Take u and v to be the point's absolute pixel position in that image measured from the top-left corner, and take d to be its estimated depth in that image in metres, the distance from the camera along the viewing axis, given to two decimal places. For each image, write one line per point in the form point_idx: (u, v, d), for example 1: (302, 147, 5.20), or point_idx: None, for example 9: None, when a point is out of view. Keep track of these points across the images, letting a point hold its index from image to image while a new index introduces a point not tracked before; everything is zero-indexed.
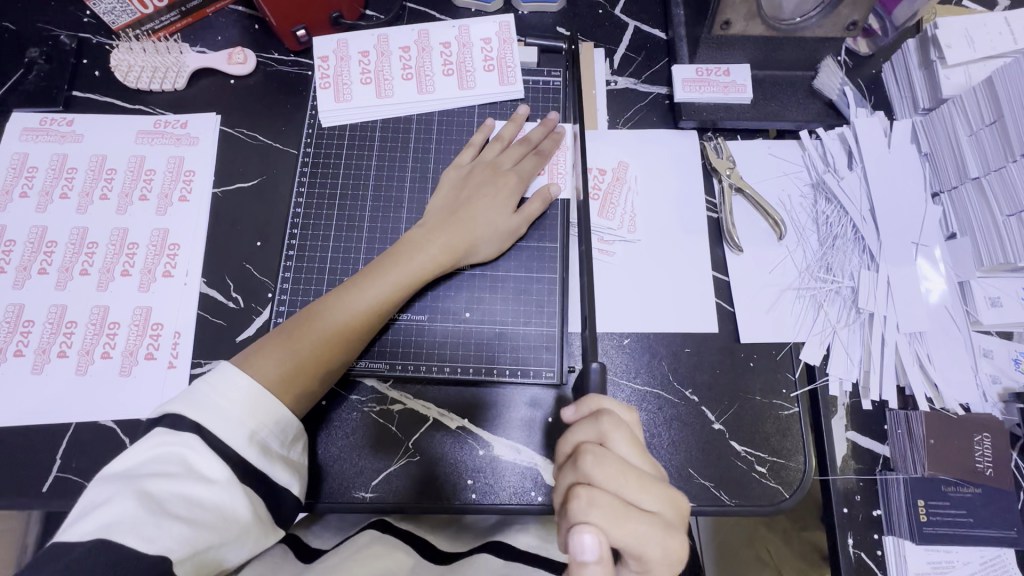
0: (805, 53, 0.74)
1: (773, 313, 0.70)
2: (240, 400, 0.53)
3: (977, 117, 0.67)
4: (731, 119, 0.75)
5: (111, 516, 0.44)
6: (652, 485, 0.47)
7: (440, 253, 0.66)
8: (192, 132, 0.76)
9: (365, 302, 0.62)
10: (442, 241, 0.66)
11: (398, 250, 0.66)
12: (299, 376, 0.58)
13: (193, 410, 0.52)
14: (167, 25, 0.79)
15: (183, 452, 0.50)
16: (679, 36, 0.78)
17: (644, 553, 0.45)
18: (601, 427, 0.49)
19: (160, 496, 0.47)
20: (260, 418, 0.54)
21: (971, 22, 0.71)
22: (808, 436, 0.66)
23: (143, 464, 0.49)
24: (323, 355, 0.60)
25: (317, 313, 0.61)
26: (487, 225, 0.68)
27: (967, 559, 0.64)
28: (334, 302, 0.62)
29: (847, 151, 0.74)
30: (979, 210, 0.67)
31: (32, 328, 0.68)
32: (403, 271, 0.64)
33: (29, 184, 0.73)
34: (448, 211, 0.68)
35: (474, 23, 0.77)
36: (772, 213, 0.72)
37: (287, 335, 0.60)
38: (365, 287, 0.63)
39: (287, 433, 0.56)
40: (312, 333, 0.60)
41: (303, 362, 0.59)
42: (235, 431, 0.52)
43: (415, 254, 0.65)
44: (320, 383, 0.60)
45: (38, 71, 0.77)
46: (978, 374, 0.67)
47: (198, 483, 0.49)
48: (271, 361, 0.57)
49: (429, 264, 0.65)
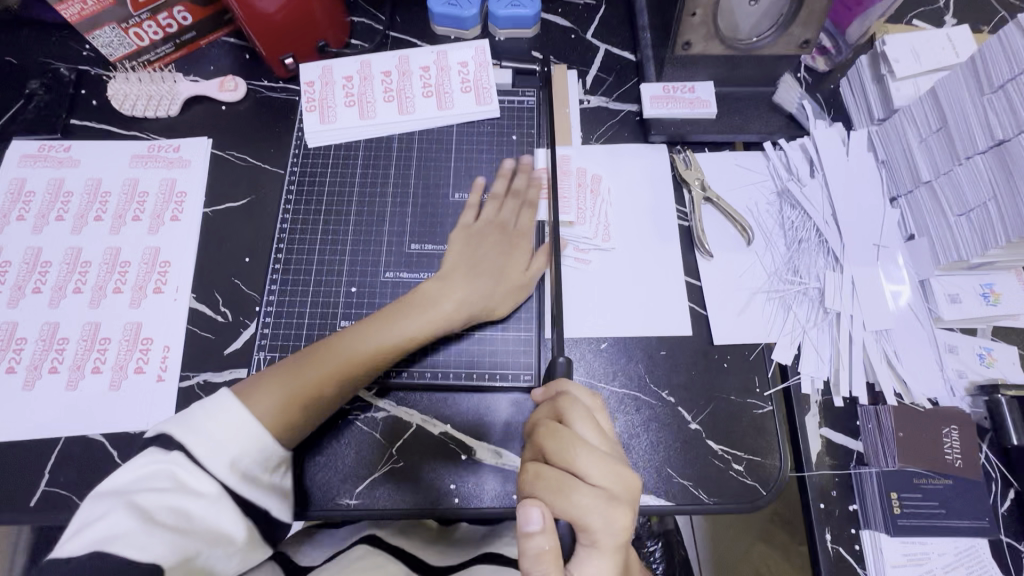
0: (765, 70, 0.79)
1: (744, 316, 0.72)
2: (231, 429, 0.53)
3: (925, 124, 0.70)
4: (697, 133, 0.79)
5: (106, 529, 0.46)
6: (604, 458, 0.48)
7: (455, 311, 0.67)
8: (184, 156, 0.80)
9: (376, 348, 0.64)
10: (459, 297, 0.68)
11: (416, 301, 0.67)
12: (298, 411, 0.59)
13: (182, 431, 0.52)
14: (162, 56, 0.84)
15: (174, 469, 0.50)
16: (646, 57, 0.83)
17: (589, 523, 0.46)
18: (556, 404, 0.52)
19: (150, 508, 0.48)
20: (245, 446, 0.53)
21: (916, 37, 0.76)
22: (783, 434, 0.68)
23: (135, 481, 0.49)
24: (324, 392, 0.61)
25: (328, 351, 0.63)
26: (500, 281, 0.70)
27: (942, 550, 0.64)
28: (348, 343, 0.64)
29: (808, 161, 0.78)
30: (931, 211, 0.70)
31: (25, 345, 0.70)
32: (418, 325, 0.66)
33: (25, 208, 0.76)
34: (458, 265, 0.70)
35: (452, 48, 0.82)
36: (739, 219, 0.75)
37: (300, 364, 0.62)
38: (381, 333, 0.65)
39: (271, 462, 0.55)
40: (321, 367, 0.62)
41: (305, 400, 0.60)
42: (220, 455, 0.51)
43: (430, 308, 0.67)
44: (316, 416, 0.61)
45: (38, 101, 0.81)
46: (944, 370, 0.69)
47: (187, 496, 0.49)
48: (277, 395, 0.59)
49: (443, 321, 0.67)
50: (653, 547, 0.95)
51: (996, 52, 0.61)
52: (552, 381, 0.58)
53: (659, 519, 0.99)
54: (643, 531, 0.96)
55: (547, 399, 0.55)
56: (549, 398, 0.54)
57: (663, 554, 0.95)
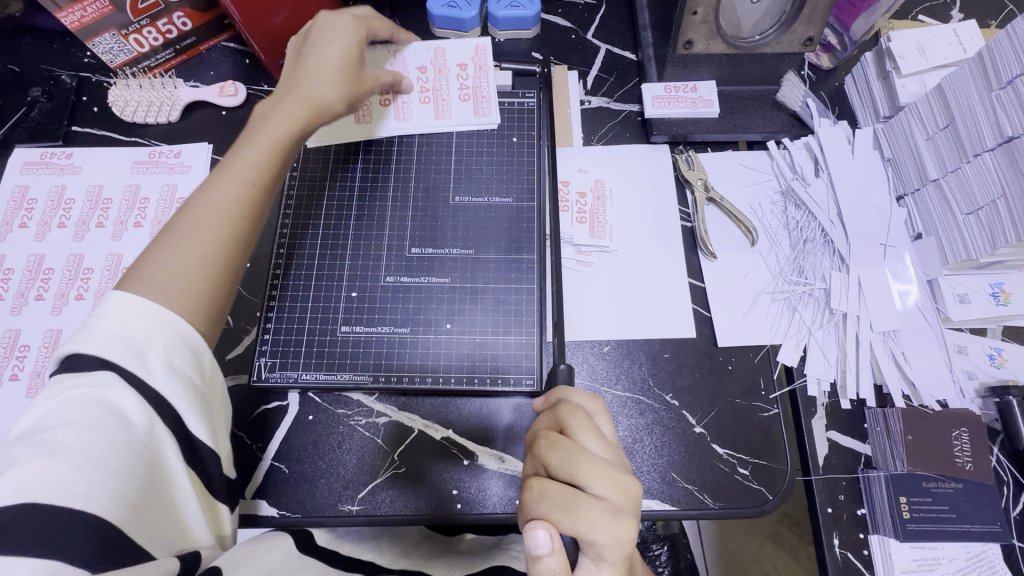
0: (768, 68, 0.78)
1: (749, 318, 0.71)
2: (150, 329, 0.47)
3: (932, 122, 0.68)
4: (700, 132, 0.78)
5: (30, 474, 0.38)
6: (606, 469, 0.47)
7: (301, 100, 0.63)
8: (185, 161, 0.79)
9: (232, 179, 0.56)
10: (303, 87, 0.63)
11: (254, 125, 0.62)
12: (186, 280, 0.51)
13: (96, 347, 0.45)
14: (162, 62, 0.84)
15: (98, 393, 0.43)
16: (648, 57, 0.83)
17: (595, 539, 0.45)
18: (557, 415, 0.51)
19: (79, 443, 0.41)
20: (170, 344, 0.47)
21: (923, 33, 0.75)
22: (789, 438, 0.66)
23: (51, 416, 0.42)
24: (208, 245, 0.53)
25: (188, 210, 0.55)
26: (332, 52, 0.65)
27: (952, 555, 0.63)
28: (200, 193, 0.55)
29: (813, 160, 0.77)
30: (940, 210, 0.69)
31: (27, 353, 0.69)
32: (268, 136, 0.60)
33: (28, 216, 0.76)
34: (288, 86, 0.64)
35: (450, 47, 0.80)
36: (743, 219, 0.74)
37: (167, 237, 0.53)
38: (229, 167, 0.57)
39: (203, 365, 0.50)
40: (184, 225, 0.53)
41: (192, 263, 0.51)
42: (148, 361, 0.46)
43: (273, 116, 0.61)
44: (208, 284, 0.52)
45: (40, 108, 0.82)
46: (953, 371, 0.68)
47: (119, 425, 0.43)
48: (158, 276, 0.50)
49: (296, 105, 0.62)
50: (658, 551, 0.94)
51: (1005, 48, 0.59)
52: (548, 394, 0.57)
53: (665, 523, 0.97)
54: (648, 535, 0.94)
55: (548, 409, 0.54)
56: (550, 407, 0.54)
57: (669, 557, 0.94)
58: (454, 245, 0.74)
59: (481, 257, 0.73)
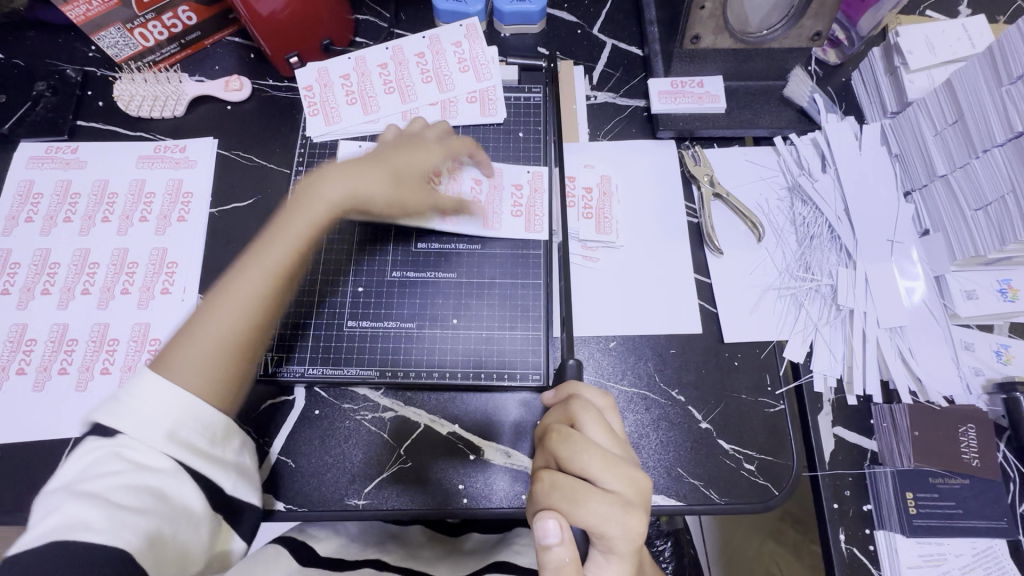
0: (775, 63, 0.78)
1: (756, 315, 0.71)
2: (162, 396, 0.48)
3: (941, 117, 0.68)
4: (707, 128, 0.78)
5: (59, 520, 0.41)
6: (617, 464, 0.47)
7: (335, 195, 0.62)
8: (190, 156, 0.79)
9: (261, 271, 0.57)
10: (339, 184, 0.63)
11: (285, 212, 0.61)
12: (214, 369, 0.52)
13: (114, 410, 0.47)
14: (167, 57, 0.84)
15: (120, 449, 0.46)
16: (654, 52, 0.82)
17: (605, 531, 0.45)
18: (569, 409, 0.51)
19: (103, 492, 0.43)
20: (184, 412, 0.48)
21: (931, 29, 0.74)
22: (795, 434, 0.66)
23: (78, 472, 0.45)
24: (235, 339, 0.54)
25: (213, 300, 0.55)
26: (401, 163, 0.67)
27: (959, 551, 0.63)
28: (225, 284, 0.56)
29: (820, 155, 0.77)
30: (948, 206, 0.69)
31: (34, 347, 0.69)
32: (297, 228, 0.60)
33: (34, 210, 0.76)
34: (328, 173, 0.64)
35: (443, 32, 0.81)
36: (749, 215, 0.74)
37: (193, 326, 0.54)
38: (257, 257, 0.58)
39: (216, 430, 0.50)
40: (213, 315, 0.54)
41: (217, 357, 0.53)
42: (159, 426, 0.47)
43: (306, 208, 0.61)
44: (232, 373, 0.53)
45: (45, 103, 0.81)
46: (960, 367, 0.68)
47: (138, 475, 0.45)
48: (184, 363, 0.51)
49: (330, 199, 0.62)
50: (662, 546, 0.94)
51: (1016, 42, 0.59)
52: (558, 387, 0.57)
53: (669, 518, 0.97)
54: (652, 531, 0.94)
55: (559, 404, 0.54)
56: (561, 402, 0.54)
57: (672, 553, 0.94)
58: (460, 240, 0.74)
59: (487, 253, 0.73)
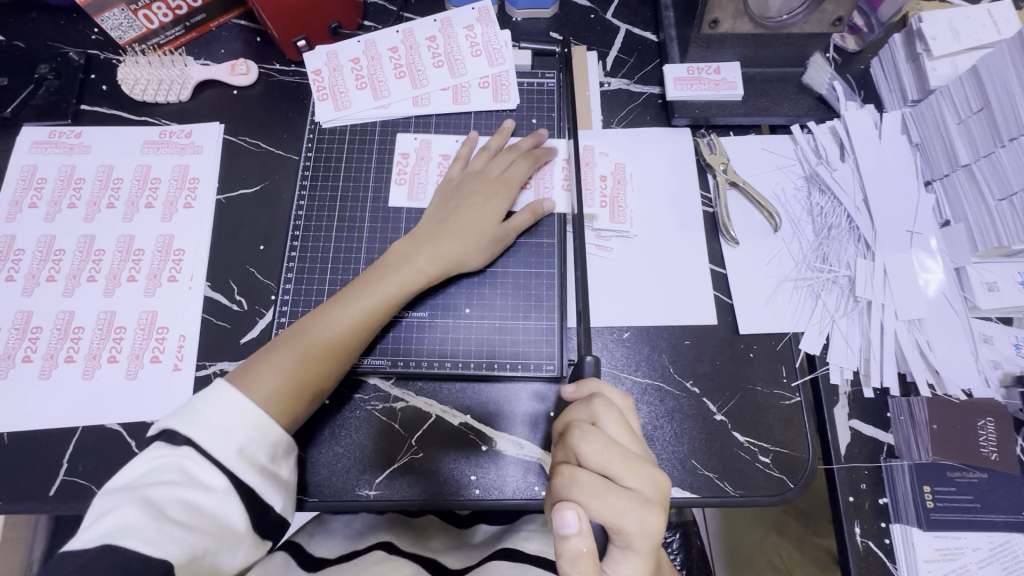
0: (794, 49, 0.77)
1: (772, 307, 0.70)
2: (235, 417, 0.51)
3: (966, 105, 0.67)
4: (723, 116, 0.77)
5: (117, 523, 0.44)
6: (638, 462, 0.46)
7: (430, 264, 0.66)
8: (196, 141, 0.78)
9: (351, 317, 0.62)
10: (435, 251, 0.66)
11: (387, 262, 0.66)
12: (289, 394, 0.57)
13: (184, 423, 0.50)
14: (172, 40, 0.82)
15: (183, 462, 0.49)
16: (670, 38, 0.81)
17: (623, 527, 0.45)
18: (591, 404, 0.50)
19: (162, 502, 0.47)
20: (252, 435, 0.52)
21: (955, 14, 0.73)
22: (811, 427, 0.66)
23: (142, 476, 0.48)
24: (313, 371, 0.59)
25: (306, 329, 0.61)
26: (481, 221, 0.68)
27: (976, 544, 0.63)
28: (320, 318, 0.61)
29: (838, 144, 0.75)
30: (971, 196, 0.68)
31: (40, 334, 0.69)
32: (391, 284, 0.64)
33: (37, 196, 0.75)
34: (431, 233, 0.68)
35: (456, 14, 0.79)
36: (767, 205, 0.73)
37: (284, 344, 0.60)
38: (350, 303, 0.62)
39: (278, 449, 0.54)
40: (305, 343, 0.60)
41: (295, 382, 0.58)
42: (224, 445, 0.50)
43: (404, 266, 0.65)
44: (304, 406, 0.59)
45: (47, 86, 0.80)
46: (979, 359, 0.67)
47: (198, 489, 0.48)
48: (268, 379, 0.57)
49: (429, 267, 0.66)
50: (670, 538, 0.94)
51: None
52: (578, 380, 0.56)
53: (677, 511, 0.97)
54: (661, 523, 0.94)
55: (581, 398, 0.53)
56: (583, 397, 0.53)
57: (680, 545, 0.94)
58: None
59: None
